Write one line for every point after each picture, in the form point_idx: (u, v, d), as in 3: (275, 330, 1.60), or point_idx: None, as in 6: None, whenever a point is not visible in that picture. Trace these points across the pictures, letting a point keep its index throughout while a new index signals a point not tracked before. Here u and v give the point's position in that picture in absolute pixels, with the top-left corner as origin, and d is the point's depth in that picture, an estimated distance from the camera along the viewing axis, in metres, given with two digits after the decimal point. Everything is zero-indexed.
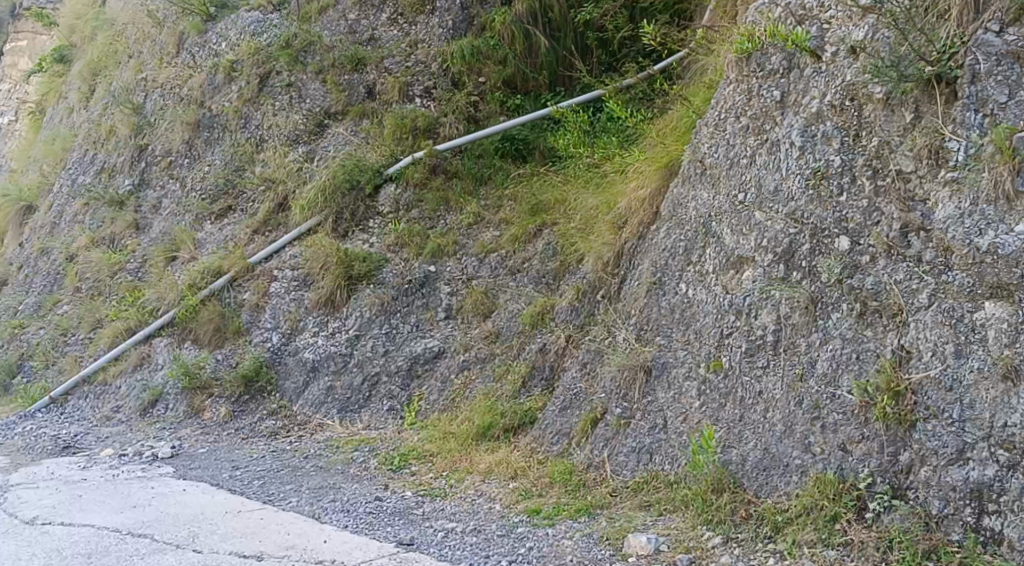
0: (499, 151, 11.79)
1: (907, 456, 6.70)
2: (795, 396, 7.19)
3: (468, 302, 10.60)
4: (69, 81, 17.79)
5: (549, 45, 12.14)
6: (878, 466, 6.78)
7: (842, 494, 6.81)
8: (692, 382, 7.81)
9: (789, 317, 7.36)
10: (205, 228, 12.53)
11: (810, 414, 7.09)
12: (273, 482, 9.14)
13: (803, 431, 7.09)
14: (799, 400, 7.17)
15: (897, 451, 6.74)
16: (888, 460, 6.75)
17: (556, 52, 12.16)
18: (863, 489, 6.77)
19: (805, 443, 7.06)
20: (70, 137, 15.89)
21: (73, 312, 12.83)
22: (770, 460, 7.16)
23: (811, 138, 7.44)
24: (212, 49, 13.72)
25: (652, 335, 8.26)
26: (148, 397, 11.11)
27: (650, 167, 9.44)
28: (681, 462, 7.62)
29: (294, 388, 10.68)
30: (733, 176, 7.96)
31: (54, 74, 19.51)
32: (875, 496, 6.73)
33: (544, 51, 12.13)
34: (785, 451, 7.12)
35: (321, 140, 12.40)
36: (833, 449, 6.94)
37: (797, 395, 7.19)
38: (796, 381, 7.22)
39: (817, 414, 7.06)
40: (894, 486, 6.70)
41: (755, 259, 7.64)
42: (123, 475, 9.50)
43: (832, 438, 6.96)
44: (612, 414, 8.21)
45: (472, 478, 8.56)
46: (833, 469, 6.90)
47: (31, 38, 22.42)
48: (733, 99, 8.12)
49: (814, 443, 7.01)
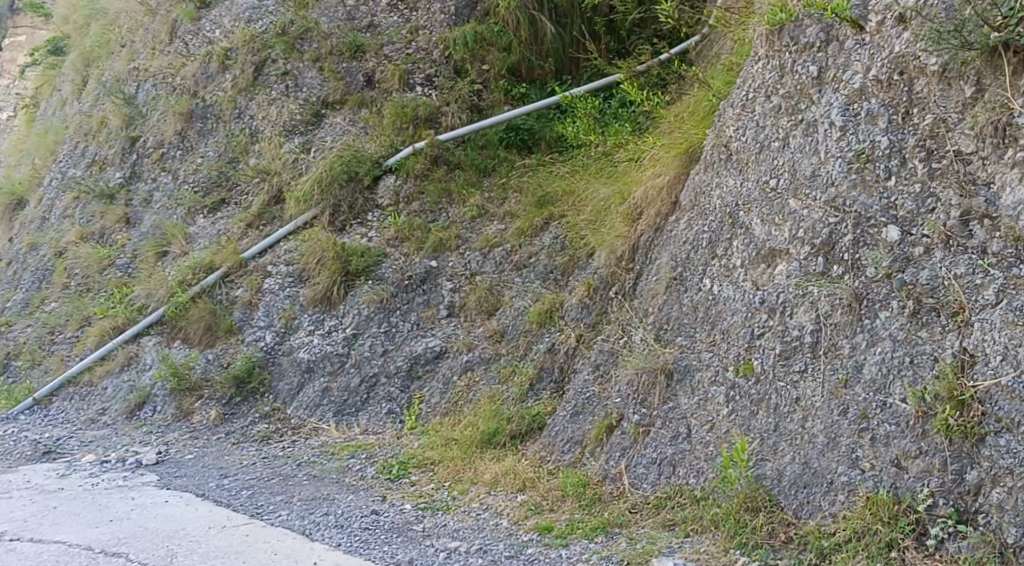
0: (503, 142, 11.08)
1: (975, 475, 5.99)
2: (838, 404, 6.50)
3: (471, 299, 9.91)
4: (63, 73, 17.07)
5: (554, 31, 11.47)
6: (939, 487, 6.07)
7: (897, 517, 6.11)
8: (720, 387, 7.11)
9: (830, 317, 6.65)
10: (198, 222, 11.83)
11: (857, 425, 6.40)
12: (263, 492, 8.46)
13: (848, 444, 6.39)
14: (844, 409, 6.47)
15: (962, 469, 6.03)
16: (952, 480, 6.04)
17: (562, 38, 11.49)
18: (922, 513, 6.06)
19: (851, 458, 6.36)
20: (62, 130, 15.16)
21: (60, 310, 12.09)
22: (811, 475, 6.47)
23: (853, 117, 6.75)
24: (206, 36, 13.01)
25: (673, 334, 7.58)
26: (134, 399, 10.42)
27: (668, 154, 8.76)
28: (708, 476, 6.92)
29: (288, 390, 9.98)
30: (763, 161, 7.26)
31: (48, 67, 18.80)
32: (937, 520, 6.02)
33: (550, 37, 11.46)
34: (827, 466, 6.43)
35: (318, 131, 11.70)
36: (885, 465, 6.24)
37: (840, 403, 6.50)
38: (839, 388, 6.53)
39: (864, 426, 6.37)
40: (960, 510, 5.99)
41: (790, 252, 6.95)
42: (103, 483, 8.82)
43: (882, 451, 6.27)
44: (630, 421, 7.52)
45: (477, 490, 7.88)
46: (884, 487, 6.21)
47: (30, 32, 21.67)
48: (763, 76, 7.41)
49: (863, 458, 6.32)
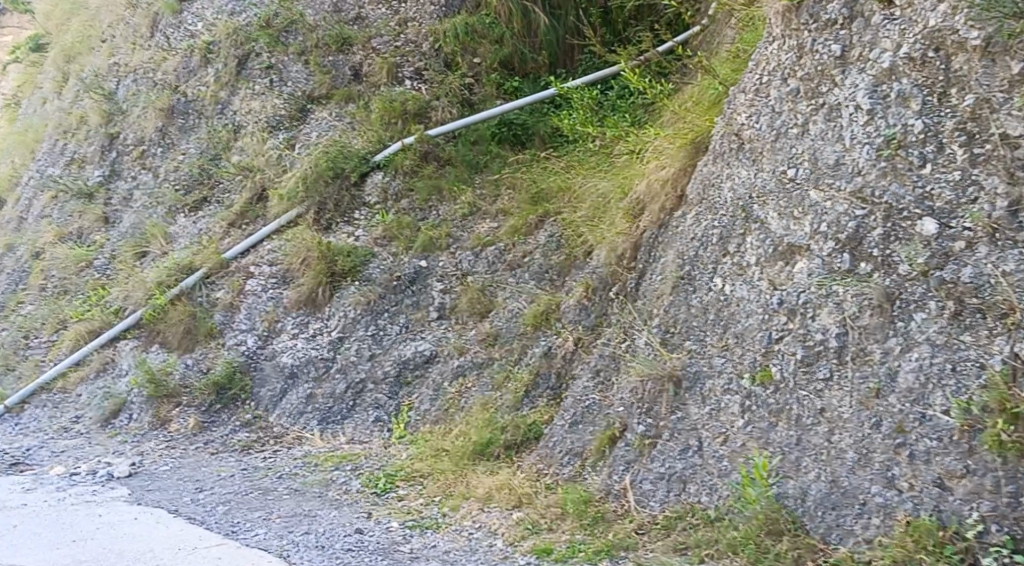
0: (496, 137, 10.42)
1: None
2: (870, 417, 5.93)
3: (463, 300, 9.30)
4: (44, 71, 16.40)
5: (549, 23, 10.81)
6: (991, 511, 5.49)
7: (943, 545, 5.55)
8: (734, 396, 6.54)
9: (859, 319, 6.07)
10: (178, 222, 11.18)
11: (893, 440, 5.83)
12: (240, 508, 7.84)
13: (883, 461, 5.83)
14: (877, 421, 5.90)
15: (1018, 492, 5.45)
16: (1006, 504, 5.46)
17: (557, 30, 10.83)
18: (971, 541, 5.50)
19: (886, 476, 5.81)
20: (42, 128, 14.41)
21: (36, 314, 11.42)
22: (840, 495, 5.92)
23: (882, 100, 6.17)
24: (187, 30, 12.26)
25: (680, 338, 7.02)
26: (109, 407, 9.81)
27: (673, 145, 8.14)
28: (722, 494, 6.37)
29: (271, 397, 9.39)
30: (779, 149, 6.69)
31: (31, 66, 18.18)
32: (990, 550, 5.46)
33: (544, 30, 10.80)
34: (858, 485, 5.88)
35: (304, 126, 11.03)
36: (926, 485, 5.67)
37: (872, 415, 5.93)
38: (870, 397, 5.96)
39: (901, 441, 5.80)
40: (1016, 538, 5.43)
41: (810, 248, 6.38)
42: (70, 499, 8.20)
43: (923, 470, 5.70)
44: (634, 432, 6.96)
45: (469, 505, 7.30)
46: (925, 511, 5.66)
47: (15, 34, 21.08)
48: (779, 58, 6.84)
49: (900, 477, 5.76)
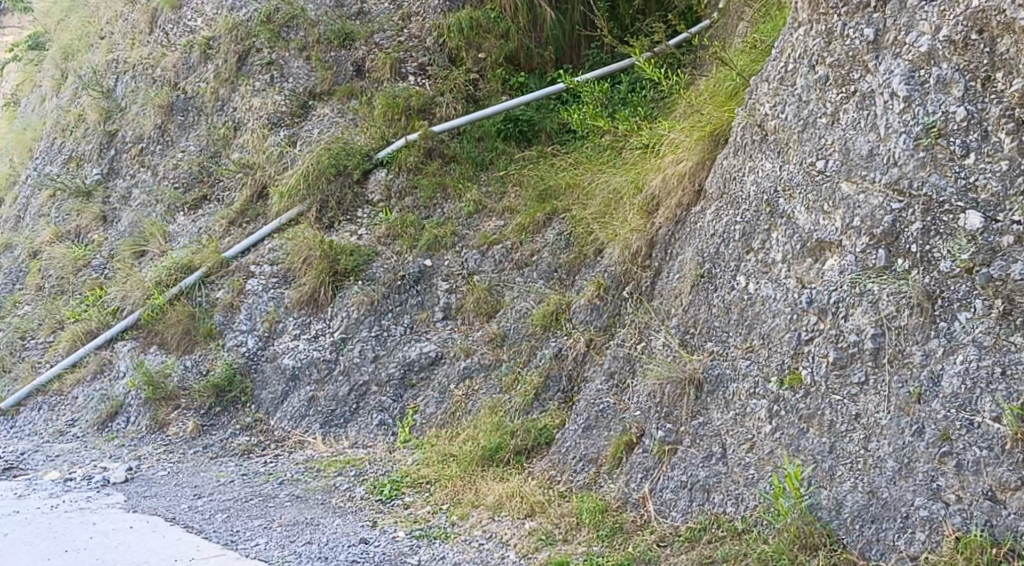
0: (501, 134, 10.08)
1: None
2: (910, 423, 5.60)
3: (469, 300, 8.96)
4: (44, 69, 16.06)
5: (554, 18, 10.44)
6: None
7: (995, 562, 5.23)
8: (761, 401, 6.21)
9: (895, 320, 5.74)
10: (178, 220, 10.84)
11: (937, 449, 5.50)
12: (239, 515, 7.52)
13: (927, 471, 5.50)
14: (918, 428, 5.57)
15: None
16: None
17: (562, 26, 10.48)
18: None
19: (930, 488, 5.48)
20: (41, 126, 14.03)
21: (33, 314, 11.06)
22: (880, 508, 5.60)
23: (920, 86, 5.84)
24: (187, 25, 11.91)
25: (701, 339, 6.70)
26: (106, 409, 9.47)
27: (690, 137, 7.76)
28: (749, 504, 6.03)
29: (271, 400, 9.06)
30: (807, 140, 6.36)
31: (30, 64, 17.84)
32: None
33: (550, 24, 10.43)
34: (899, 497, 5.55)
35: (305, 123, 10.68)
36: (976, 498, 5.35)
37: (912, 421, 5.60)
38: (909, 403, 5.62)
39: (946, 450, 5.47)
40: None
41: (842, 244, 6.06)
42: (63, 506, 7.85)
43: (972, 482, 5.38)
44: (653, 438, 6.65)
45: (479, 514, 6.97)
46: (974, 525, 5.33)
47: (17, 32, 20.78)
48: (806, 44, 6.50)
49: (945, 489, 5.43)
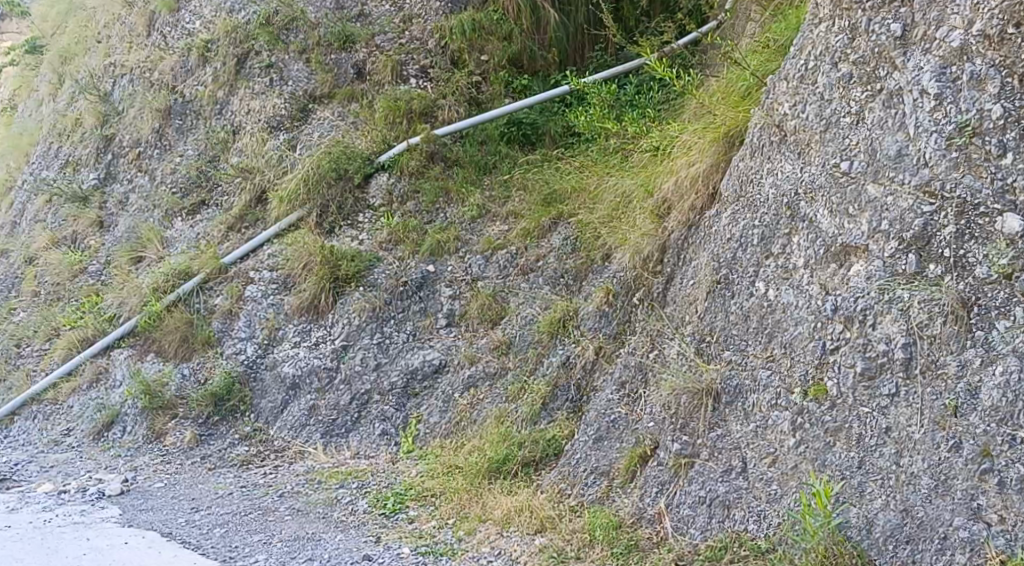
0: (505, 137, 9.80)
1: None
2: (946, 438, 5.36)
3: (473, 307, 8.69)
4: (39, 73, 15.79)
5: (558, 20, 10.21)
6: None
7: None
8: (783, 413, 5.97)
9: (928, 328, 5.49)
10: (176, 226, 10.57)
11: (977, 466, 5.26)
12: (238, 530, 7.24)
13: (966, 490, 5.27)
14: (955, 443, 5.33)
15: None
16: None
17: (566, 27, 10.24)
18: None
19: (970, 507, 5.24)
20: (37, 131, 13.74)
21: (29, 321, 10.80)
22: (915, 528, 5.37)
23: (952, 83, 5.59)
24: (185, 28, 11.62)
25: (718, 348, 6.45)
26: (101, 419, 9.20)
27: (703, 138, 7.49)
28: (773, 522, 5.82)
29: (271, 409, 8.80)
30: (829, 140, 6.12)
31: (25, 68, 17.55)
32: None
33: (554, 25, 10.19)
34: (937, 516, 5.32)
35: (305, 127, 10.39)
36: (1019, 519, 5.12)
37: (948, 436, 5.36)
38: (946, 416, 5.38)
39: (987, 466, 5.23)
40: None
41: (869, 249, 5.82)
42: (56, 520, 7.56)
43: (1015, 502, 5.14)
44: (668, 450, 6.40)
45: (487, 529, 6.71)
46: (1020, 548, 5.10)
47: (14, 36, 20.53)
48: (828, 40, 6.24)
49: (986, 509, 5.20)
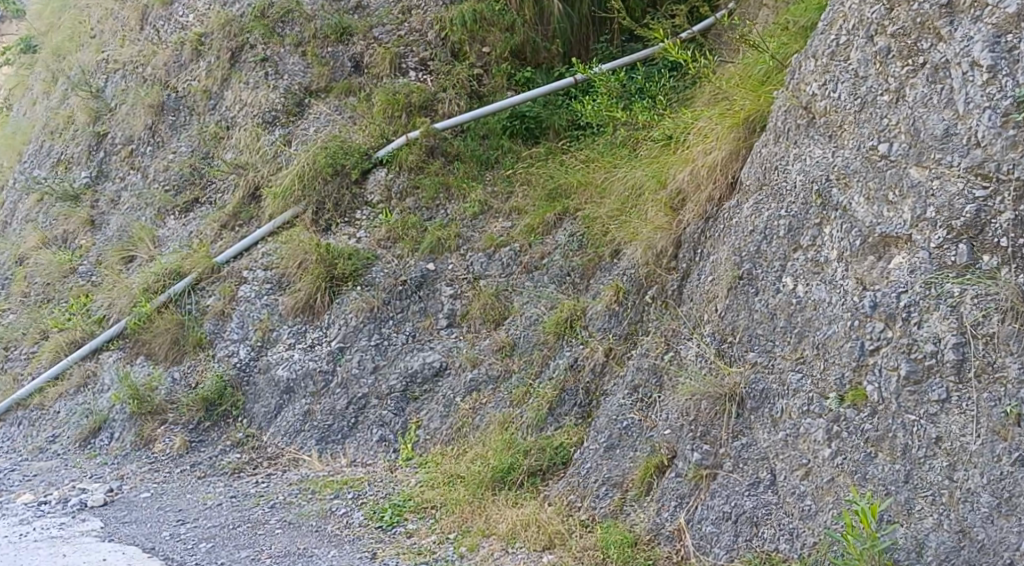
0: (507, 131, 9.20)
1: None
2: (1006, 449, 4.86)
3: (476, 307, 8.15)
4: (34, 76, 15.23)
5: (562, 10, 9.55)
6: None
7: None
8: (818, 421, 5.47)
9: (982, 326, 4.99)
10: (168, 224, 10.04)
11: None
12: (225, 545, 6.72)
13: None
14: (1018, 455, 4.83)
15: None
16: None
17: (570, 18, 9.57)
18: None
19: None
20: (30, 130, 13.16)
21: (16, 323, 10.25)
22: (975, 551, 4.87)
23: (1007, 54, 5.10)
24: (178, 22, 11.12)
25: (741, 349, 5.93)
26: (88, 425, 8.68)
27: (721, 125, 6.93)
28: (807, 541, 5.33)
29: (264, 414, 8.26)
30: (865, 121, 5.63)
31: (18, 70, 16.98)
32: None
33: (557, 16, 9.54)
34: (1000, 539, 4.82)
35: (300, 122, 9.85)
36: None
37: (1010, 448, 4.86)
38: (1006, 425, 4.88)
39: None
40: None
41: (913, 239, 5.30)
42: (32, 534, 7.05)
43: None
44: (688, 461, 5.88)
45: (492, 545, 6.19)
46: None
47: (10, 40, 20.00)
48: (864, 13, 5.77)
49: None
